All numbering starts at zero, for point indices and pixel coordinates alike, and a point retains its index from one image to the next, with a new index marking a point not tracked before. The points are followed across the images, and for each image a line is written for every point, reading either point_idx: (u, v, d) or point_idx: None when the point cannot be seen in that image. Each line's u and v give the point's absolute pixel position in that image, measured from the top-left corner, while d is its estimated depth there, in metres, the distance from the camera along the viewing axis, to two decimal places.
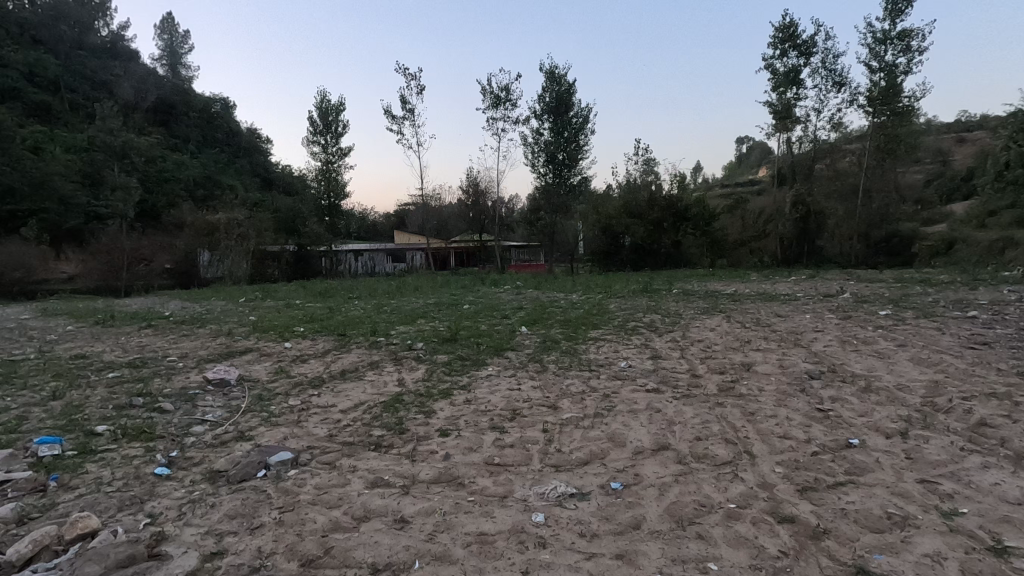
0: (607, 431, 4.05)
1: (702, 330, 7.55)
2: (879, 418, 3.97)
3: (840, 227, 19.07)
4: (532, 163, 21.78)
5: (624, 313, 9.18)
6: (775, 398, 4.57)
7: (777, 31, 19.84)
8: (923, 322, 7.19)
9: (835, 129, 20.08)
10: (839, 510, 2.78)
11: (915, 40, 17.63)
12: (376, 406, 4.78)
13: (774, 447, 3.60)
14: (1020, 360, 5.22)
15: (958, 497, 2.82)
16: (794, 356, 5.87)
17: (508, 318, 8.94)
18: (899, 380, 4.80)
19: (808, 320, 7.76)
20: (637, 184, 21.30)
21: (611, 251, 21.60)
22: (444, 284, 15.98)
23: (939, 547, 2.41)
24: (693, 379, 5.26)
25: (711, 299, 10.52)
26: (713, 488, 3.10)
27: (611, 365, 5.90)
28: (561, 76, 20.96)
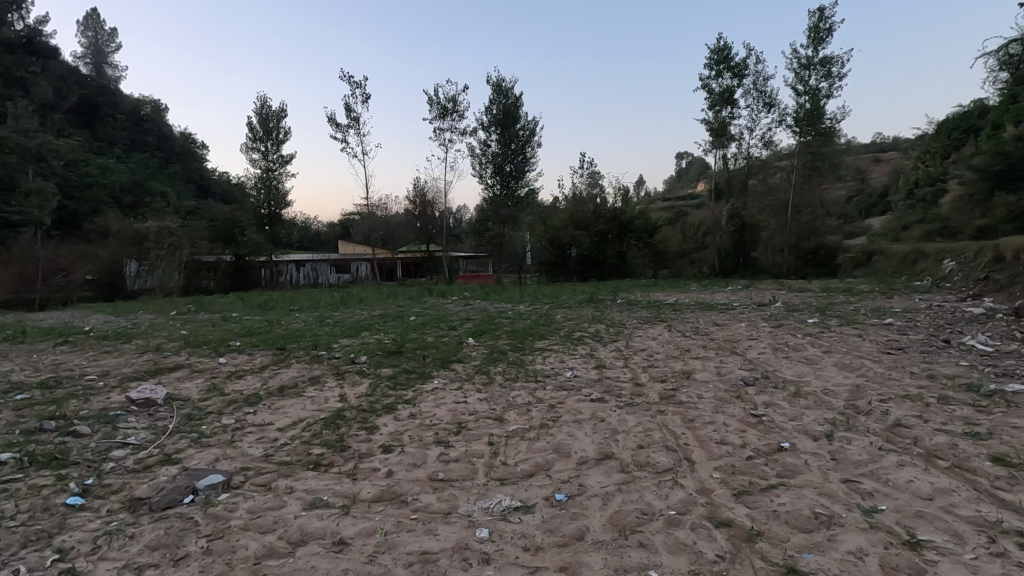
0: (552, 442, 4.07)
1: (644, 339, 7.76)
2: (808, 421, 4.18)
3: (771, 239, 20.13)
4: (479, 174, 21.90)
5: (570, 324, 9.30)
6: (713, 404, 4.74)
7: (712, 53, 20.87)
8: (846, 329, 7.66)
9: (766, 147, 21.28)
10: (771, 512, 2.89)
11: (835, 66, 18.96)
12: (316, 423, 4.61)
13: (713, 452, 3.72)
14: (929, 364, 5.66)
15: (878, 495, 2.99)
16: (730, 363, 6.10)
17: (456, 330, 8.88)
18: (825, 385, 5.08)
19: (744, 329, 8.10)
20: (583, 197, 21.76)
21: (559, 262, 21.83)
22: (390, 296, 15.71)
23: (862, 544, 2.54)
24: (636, 388, 5.37)
25: (654, 309, 10.83)
26: (654, 496, 3.16)
27: (557, 375, 5.96)
28: (508, 89, 21.25)
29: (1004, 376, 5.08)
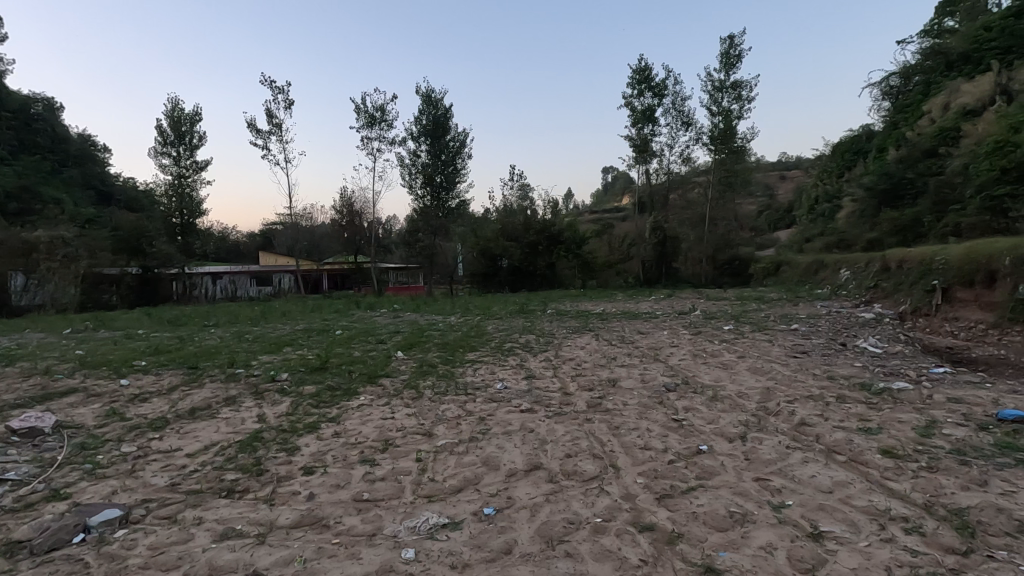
0: (481, 455, 4.04)
1: (573, 349, 7.91)
2: (724, 424, 4.40)
3: (692, 250, 21.42)
4: (409, 185, 21.60)
5: (501, 334, 9.33)
6: (637, 411, 4.90)
7: (634, 72, 21.85)
8: (758, 335, 8.19)
9: (685, 164, 22.47)
10: (690, 514, 3.01)
11: (745, 90, 20.41)
12: (230, 447, 4.32)
13: (637, 458, 3.83)
14: (829, 365, 6.15)
15: (786, 491, 3.19)
16: (653, 370, 6.34)
17: (384, 343, 8.65)
18: (739, 389, 5.38)
19: (666, 337, 8.45)
20: (514, 209, 22.06)
21: (490, 273, 21.89)
22: (315, 309, 15.11)
23: (771, 539, 2.69)
24: (564, 397, 5.46)
25: (582, 318, 11.09)
26: (581, 504, 3.21)
27: (487, 387, 5.93)
28: (438, 100, 21.20)
29: (891, 374, 5.62)
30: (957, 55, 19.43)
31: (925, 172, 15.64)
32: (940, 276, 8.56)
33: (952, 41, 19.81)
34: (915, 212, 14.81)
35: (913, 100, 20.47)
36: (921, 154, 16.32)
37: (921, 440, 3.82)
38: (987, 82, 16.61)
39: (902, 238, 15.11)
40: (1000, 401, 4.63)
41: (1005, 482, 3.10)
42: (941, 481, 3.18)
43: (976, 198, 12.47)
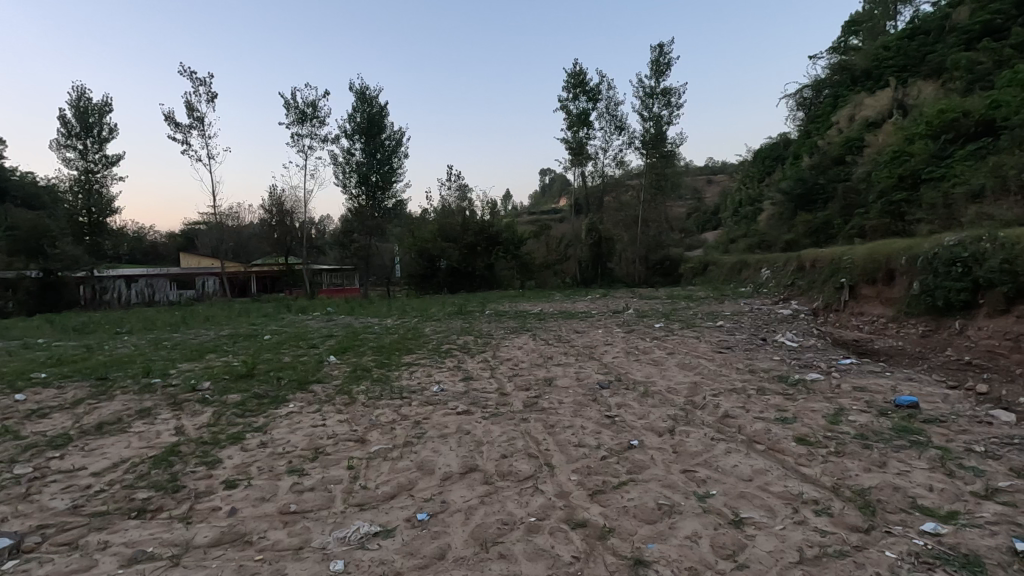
0: (416, 459, 3.96)
1: (510, 349, 7.94)
2: (654, 419, 4.55)
3: (625, 250, 22.14)
4: (342, 184, 20.96)
5: (438, 336, 9.22)
6: (572, 409, 4.97)
7: (569, 76, 22.28)
8: (686, 332, 8.53)
9: (619, 167, 23.13)
10: (622, 508, 3.08)
11: (674, 97, 21.27)
12: (142, 463, 4.01)
13: (571, 456, 3.88)
14: (750, 360, 6.50)
15: (710, 481, 3.33)
16: (588, 368, 6.47)
17: (316, 348, 8.34)
18: (669, 384, 5.59)
19: (601, 335, 8.65)
20: (452, 210, 21.92)
21: (428, 274, 21.61)
22: (242, 313, 14.36)
23: (697, 528, 2.80)
24: (501, 398, 5.46)
25: (520, 318, 11.16)
26: (515, 505, 3.21)
27: (423, 390, 5.83)
28: (372, 98, 20.74)
29: (805, 366, 6.02)
30: (860, 72, 21.16)
31: (834, 178, 16.92)
32: (847, 274, 9.27)
33: (856, 58, 21.57)
34: (826, 215, 15.97)
35: (823, 112, 22.10)
36: (830, 162, 17.64)
37: (830, 427, 4.11)
38: (886, 97, 18.19)
39: (815, 239, 16.23)
40: (897, 388, 5.06)
41: (900, 462, 3.38)
42: (847, 464, 3.42)
43: (878, 203, 13.58)
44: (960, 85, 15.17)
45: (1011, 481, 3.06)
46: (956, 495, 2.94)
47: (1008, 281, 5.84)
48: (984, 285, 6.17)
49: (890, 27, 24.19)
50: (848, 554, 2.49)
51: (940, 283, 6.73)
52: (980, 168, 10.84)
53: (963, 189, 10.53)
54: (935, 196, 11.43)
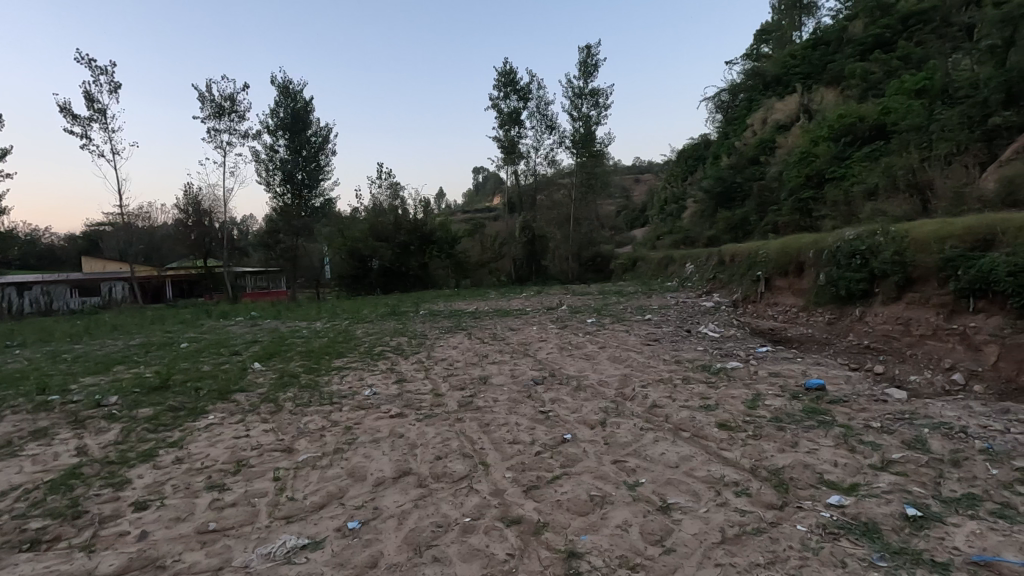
0: (347, 466, 3.83)
1: (445, 349, 7.87)
2: (586, 412, 4.64)
3: (558, 248, 22.53)
4: (265, 182, 19.98)
5: (371, 338, 9.00)
6: (507, 406, 4.98)
7: (500, 75, 22.36)
8: (617, 326, 8.80)
9: (550, 165, 23.45)
10: (555, 502, 3.12)
11: (602, 97, 21.84)
12: (37, 490, 3.63)
13: (505, 453, 3.89)
14: (676, 351, 6.79)
15: (639, 470, 3.44)
16: (523, 365, 6.52)
17: (239, 355, 7.89)
18: (600, 377, 5.73)
19: (535, 332, 8.72)
20: (384, 209, 21.38)
21: (359, 275, 21.01)
22: (156, 320, 13.38)
23: (627, 516, 2.88)
24: (436, 399, 5.38)
25: (455, 318, 11.10)
26: (450, 506, 3.18)
27: (354, 395, 5.65)
28: (296, 93, 19.91)
29: (726, 355, 6.35)
30: (771, 78, 22.59)
31: (750, 177, 17.99)
32: (763, 267, 9.87)
33: (766, 65, 23.01)
34: (743, 212, 16.92)
35: (739, 116, 23.44)
36: (746, 162, 18.73)
37: (749, 411, 4.36)
38: (794, 103, 19.55)
39: (734, 235, 17.14)
40: (807, 372, 5.45)
41: (809, 442, 3.64)
42: (763, 446, 3.64)
43: (789, 200, 14.55)
44: (857, 92, 16.55)
45: (903, 452, 3.36)
46: (858, 468, 3.20)
47: (898, 270, 6.42)
48: (879, 275, 6.75)
49: (796, 37, 26.00)
50: (764, 531, 2.64)
51: (842, 274, 7.29)
52: (875, 169, 11.87)
53: (861, 188, 11.48)
54: (837, 194, 12.41)
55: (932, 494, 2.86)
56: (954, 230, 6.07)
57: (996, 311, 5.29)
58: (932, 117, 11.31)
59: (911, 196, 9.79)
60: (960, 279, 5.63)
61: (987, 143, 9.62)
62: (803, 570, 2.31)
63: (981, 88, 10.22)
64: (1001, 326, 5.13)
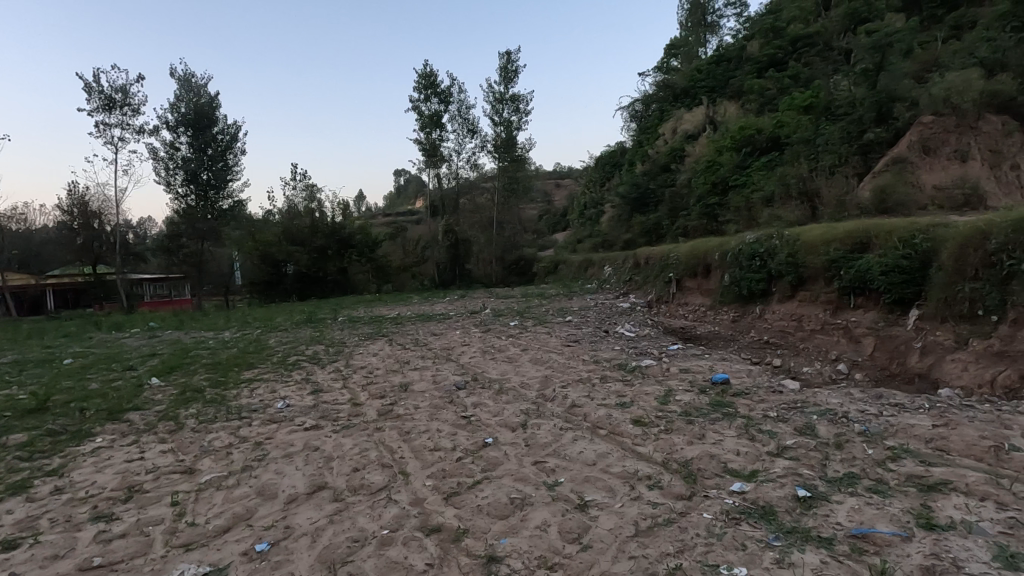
0: (255, 484, 3.61)
1: (365, 356, 7.64)
2: (507, 415, 4.67)
3: (482, 252, 22.64)
4: (164, 181, 18.46)
5: (285, 347, 8.57)
6: (428, 413, 4.90)
7: (420, 77, 22.10)
8: (538, 328, 8.95)
9: (473, 169, 23.46)
10: (475, 508, 3.10)
11: (522, 103, 22.16)
12: None
13: (426, 461, 3.83)
14: (595, 350, 7.00)
15: (559, 470, 3.50)
16: (444, 370, 6.47)
17: (134, 370, 7.21)
18: (521, 379, 5.79)
19: (458, 336, 8.68)
20: (299, 211, 20.47)
21: (273, 281, 19.73)
22: (35, 335, 11.97)
23: (546, 517, 2.92)
24: (353, 409, 5.19)
25: (376, 324, 10.82)
26: (367, 519, 3.08)
27: (265, 409, 5.32)
28: (199, 87, 18.59)
29: (641, 354, 6.63)
30: (680, 90, 23.93)
31: (662, 184, 18.95)
32: (674, 269, 10.41)
33: (676, 78, 24.34)
34: (657, 217, 17.74)
35: (652, 125, 24.62)
36: (659, 169, 19.71)
37: (661, 407, 4.58)
38: (700, 114, 20.83)
39: (649, 239, 17.93)
40: (713, 367, 5.81)
41: (715, 433, 3.87)
42: (674, 440, 3.82)
43: (697, 205, 15.46)
44: (755, 106, 17.92)
45: (795, 438, 3.66)
46: (757, 456, 3.44)
47: (792, 271, 6.99)
48: (776, 276, 7.32)
49: (702, 53, 27.74)
50: (675, 521, 2.77)
51: (744, 274, 7.84)
52: (771, 178, 12.88)
53: (760, 196, 12.41)
54: (740, 201, 13.34)
55: (820, 475, 3.13)
56: (837, 234, 6.70)
57: (872, 306, 5.90)
58: (818, 131, 12.44)
59: (802, 203, 10.72)
60: (842, 278, 6.23)
61: (864, 156, 10.72)
62: (708, 555, 2.45)
63: (857, 106, 11.39)
64: (877, 319, 5.73)
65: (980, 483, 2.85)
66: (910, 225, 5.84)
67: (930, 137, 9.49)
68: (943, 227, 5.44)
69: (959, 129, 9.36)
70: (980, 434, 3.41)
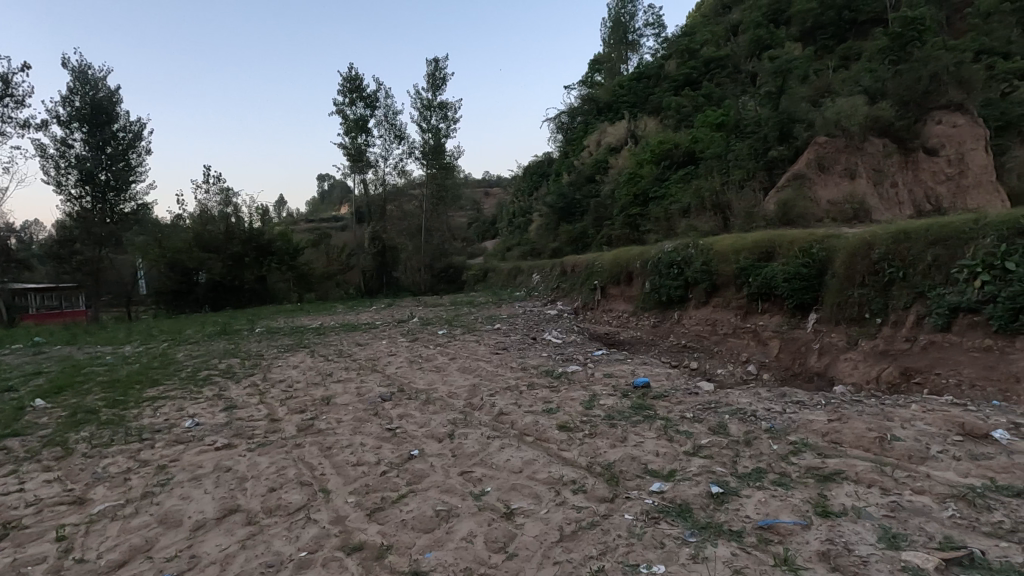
0: (158, 512, 3.33)
1: (284, 369, 7.28)
2: (434, 426, 4.60)
3: (410, 259, 22.34)
4: (54, 181, 16.76)
5: (195, 361, 8.01)
6: (352, 427, 4.74)
7: (345, 81, 21.52)
8: (467, 336, 8.91)
9: (401, 176, 23.06)
10: (399, 523, 3.02)
11: (450, 111, 22.12)
12: None
13: (349, 477, 3.69)
14: (523, 358, 7.07)
15: (485, 479, 3.48)
16: (370, 382, 6.27)
17: (14, 391, 6.45)
18: (449, 389, 5.72)
19: (384, 346, 8.47)
20: (212, 216, 19.17)
21: (183, 291, 18.52)
22: None
23: (472, 528, 2.89)
24: (271, 425, 4.91)
25: (296, 335, 10.34)
26: (283, 542, 2.91)
27: (170, 429, 4.92)
28: (98, 80, 17.06)
29: (567, 360, 6.76)
30: (604, 104, 24.81)
31: (587, 194, 19.50)
32: (599, 276, 10.72)
33: (599, 92, 25.21)
34: (583, 226, 18.21)
35: (578, 137, 25.34)
36: (584, 180, 20.28)
37: (586, 412, 4.69)
38: (622, 128, 21.69)
39: (575, 247, 18.38)
40: (635, 372, 6.03)
41: (636, 435, 4.01)
42: (597, 444, 3.91)
43: (620, 215, 16.04)
44: (673, 123, 18.92)
45: (709, 438, 3.86)
46: (674, 456, 3.60)
47: (706, 278, 7.39)
48: (692, 283, 7.71)
49: (623, 69, 28.95)
50: (598, 524, 2.83)
51: (664, 281, 8.21)
52: (687, 190, 13.62)
53: (677, 207, 13.08)
54: (660, 212, 13.99)
55: (730, 471, 3.32)
56: (745, 243, 7.17)
57: (777, 311, 6.36)
58: (728, 148, 13.30)
59: (715, 214, 11.42)
60: (751, 286, 6.67)
61: (768, 171, 11.59)
62: (629, 555, 2.52)
63: (762, 126, 12.28)
64: (782, 323, 6.18)
65: (867, 471, 3.12)
66: (808, 237, 6.34)
67: (824, 156, 10.40)
68: (836, 239, 5.96)
69: (848, 150, 10.25)
70: (867, 426, 3.74)
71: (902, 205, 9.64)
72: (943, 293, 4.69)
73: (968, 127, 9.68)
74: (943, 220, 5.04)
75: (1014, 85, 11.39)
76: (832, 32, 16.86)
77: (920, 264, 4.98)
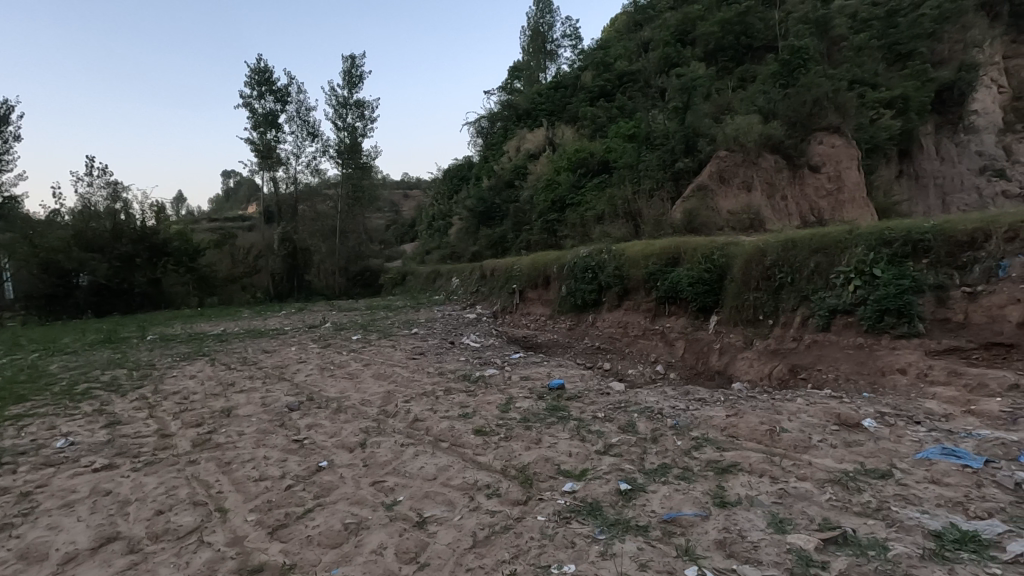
0: (19, 545, 2.93)
1: (180, 379, 6.71)
2: (345, 435, 4.41)
3: (323, 262, 21.56)
4: None
5: (73, 373, 7.18)
6: (254, 439, 4.43)
7: (253, 72, 20.31)
8: (383, 341, 8.69)
9: (314, 175, 22.20)
10: (304, 539, 2.85)
11: (367, 110, 21.53)
12: None
13: (249, 493, 3.45)
14: (440, 362, 6.99)
15: (398, 488, 3.39)
16: (277, 391, 5.91)
17: None
18: (363, 397, 5.52)
19: (293, 353, 8.05)
20: (97, 211, 17.34)
21: (59, 294, 16.47)
22: None
23: (382, 539, 2.79)
24: (161, 442, 4.49)
25: (195, 342, 9.56)
26: (170, 570, 2.66)
27: (38, 450, 4.36)
28: None
29: (484, 364, 6.76)
30: (523, 111, 25.19)
31: (506, 199, 19.67)
32: (517, 280, 10.83)
33: (518, 99, 25.58)
34: (502, 230, 18.37)
35: (497, 142, 25.53)
36: (503, 185, 20.46)
37: (502, 415, 4.69)
38: (541, 136, 22.15)
39: (495, 252, 18.50)
40: (551, 373, 6.14)
41: (551, 437, 4.07)
42: (512, 447, 3.93)
43: (539, 221, 16.33)
44: (588, 132, 19.57)
45: (619, 436, 4.00)
46: (586, 455, 3.69)
47: (619, 282, 7.69)
48: (605, 287, 8.00)
49: (542, 78, 29.57)
50: (511, 527, 2.83)
51: (579, 285, 8.44)
52: (602, 198, 14.14)
53: (592, 214, 13.54)
54: (576, 218, 14.41)
55: (638, 468, 3.44)
56: (654, 249, 7.51)
57: (682, 313, 6.73)
58: (639, 158, 13.96)
59: (627, 221, 11.93)
60: (659, 289, 7.01)
61: (675, 182, 12.29)
62: (541, 557, 2.54)
63: (670, 138, 12.99)
64: (686, 325, 6.55)
65: (759, 462, 3.37)
66: (709, 243, 6.75)
67: (724, 169, 11.16)
68: (734, 246, 6.39)
69: (745, 164, 11.04)
70: (760, 420, 4.04)
71: (791, 216, 10.58)
72: (823, 296, 5.17)
73: (843, 148, 10.89)
74: (823, 230, 5.54)
75: (880, 113, 12.86)
76: (731, 55, 18.19)
77: (804, 270, 5.47)
